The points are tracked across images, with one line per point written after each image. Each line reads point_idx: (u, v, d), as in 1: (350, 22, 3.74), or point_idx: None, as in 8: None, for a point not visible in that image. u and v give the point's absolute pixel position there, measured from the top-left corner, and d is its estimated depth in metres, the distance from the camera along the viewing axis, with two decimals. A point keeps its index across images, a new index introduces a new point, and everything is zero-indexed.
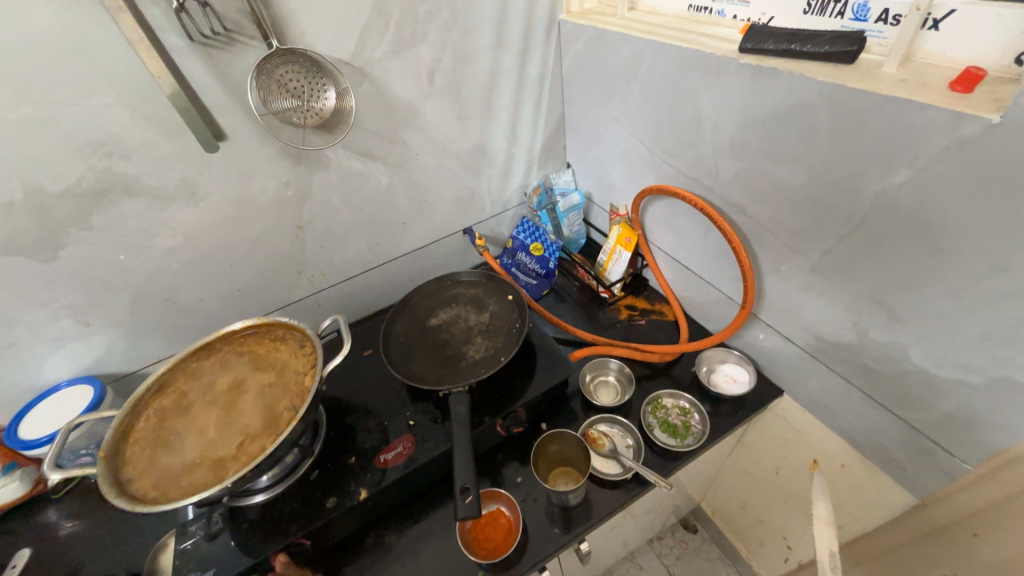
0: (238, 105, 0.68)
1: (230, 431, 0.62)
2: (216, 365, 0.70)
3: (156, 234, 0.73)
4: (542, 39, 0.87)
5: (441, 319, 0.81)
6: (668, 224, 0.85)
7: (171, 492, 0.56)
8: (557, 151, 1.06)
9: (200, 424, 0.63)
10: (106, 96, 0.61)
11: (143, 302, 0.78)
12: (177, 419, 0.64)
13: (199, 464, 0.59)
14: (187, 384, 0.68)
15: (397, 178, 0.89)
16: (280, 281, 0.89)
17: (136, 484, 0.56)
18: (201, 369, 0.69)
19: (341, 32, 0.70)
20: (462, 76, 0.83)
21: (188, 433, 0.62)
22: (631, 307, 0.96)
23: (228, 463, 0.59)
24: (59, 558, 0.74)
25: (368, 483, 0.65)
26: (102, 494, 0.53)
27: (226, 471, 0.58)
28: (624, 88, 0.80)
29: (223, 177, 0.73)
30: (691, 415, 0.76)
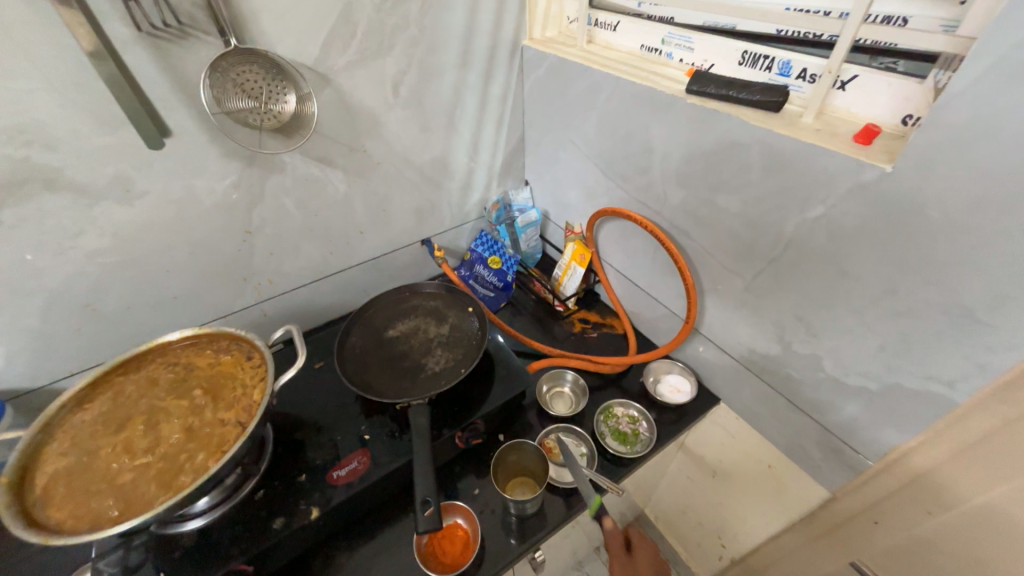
0: (187, 101, 0.64)
1: (165, 450, 0.57)
2: (148, 378, 0.64)
3: (80, 233, 0.67)
4: (506, 62, 0.91)
5: (399, 331, 0.80)
6: (620, 243, 0.91)
7: (92, 521, 0.50)
8: (516, 169, 1.10)
9: (128, 444, 0.57)
10: (31, 81, 0.55)
11: (57, 308, 0.70)
12: (99, 438, 0.57)
13: (126, 488, 0.53)
14: (112, 400, 0.61)
15: (356, 186, 0.87)
16: (223, 288, 0.84)
17: (47, 513, 0.50)
18: (129, 382, 0.63)
19: (304, 37, 0.68)
20: (427, 90, 0.85)
21: (112, 453, 0.56)
22: (584, 320, 1.01)
23: (162, 486, 0.54)
24: None
25: (319, 501, 0.63)
26: (6, 526, 0.46)
27: (159, 494, 0.53)
28: (582, 115, 0.85)
29: (165, 175, 0.68)
30: (640, 423, 0.80)
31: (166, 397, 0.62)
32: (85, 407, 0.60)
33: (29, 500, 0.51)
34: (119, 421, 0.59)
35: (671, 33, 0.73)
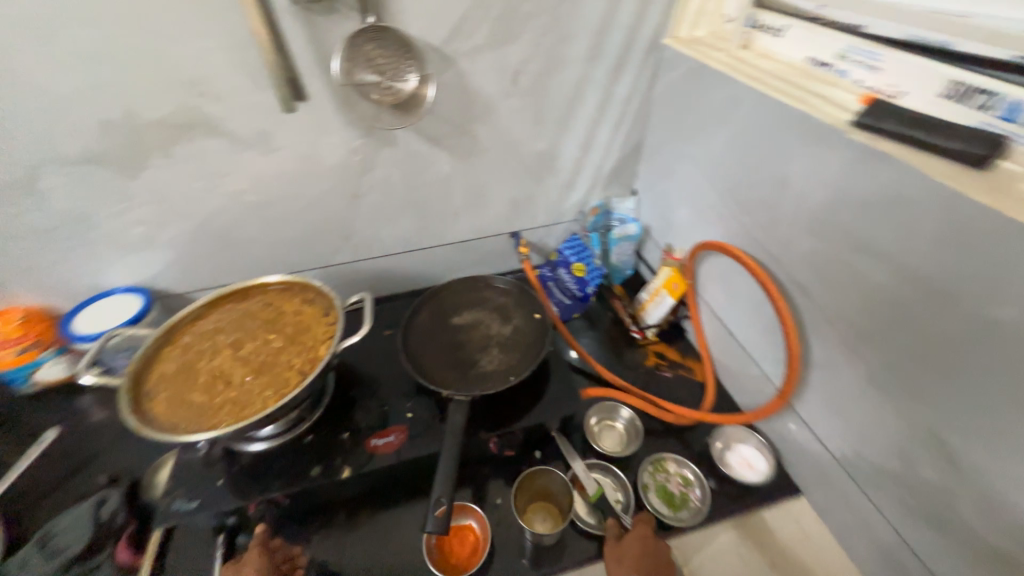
0: (323, 70, 0.69)
1: (242, 378, 0.65)
2: (247, 311, 0.73)
3: (226, 174, 0.78)
4: (638, 60, 0.83)
5: (464, 320, 0.80)
6: (721, 282, 0.79)
7: (176, 423, 0.59)
8: (626, 176, 1.02)
9: (218, 364, 0.66)
10: (209, 40, 0.64)
11: (202, 232, 0.84)
12: (201, 353, 0.67)
13: (206, 403, 0.62)
14: (218, 323, 0.71)
15: (458, 169, 0.88)
16: (327, 241, 0.92)
17: (149, 406, 0.61)
18: (235, 311, 0.73)
19: (436, 18, 0.69)
20: (547, 82, 0.81)
21: (206, 369, 0.66)
22: (660, 355, 0.91)
23: (231, 410, 0.61)
24: (81, 440, 0.82)
25: (352, 463, 0.66)
26: (119, 409, 0.57)
27: (228, 416, 0.60)
28: (711, 130, 0.74)
29: (296, 134, 0.76)
30: (692, 489, 0.70)
31: (254, 331, 0.70)
32: (198, 323, 0.72)
33: (142, 391, 0.62)
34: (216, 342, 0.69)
35: (852, 47, 0.59)
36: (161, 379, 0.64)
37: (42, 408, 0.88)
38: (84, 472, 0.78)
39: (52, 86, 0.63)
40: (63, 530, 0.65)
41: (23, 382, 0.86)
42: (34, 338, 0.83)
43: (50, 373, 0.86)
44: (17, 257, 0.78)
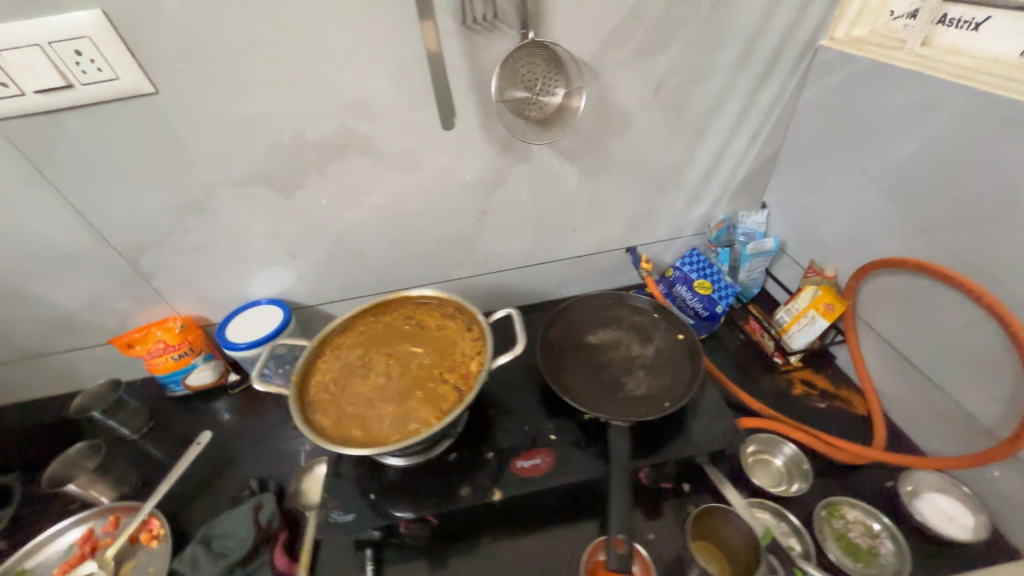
0: (475, 89, 0.70)
1: (399, 393, 0.65)
2: (391, 326, 0.75)
3: (369, 191, 0.80)
4: (790, 65, 0.77)
5: (600, 339, 0.76)
6: (900, 304, 0.69)
7: (341, 435, 0.60)
8: (756, 188, 0.95)
9: (373, 379, 0.67)
10: (376, 65, 0.66)
11: (339, 248, 0.87)
12: (354, 368, 0.69)
13: (368, 417, 0.62)
14: (365, 337, 0.73)
15: (586, 184, 0.86)
16: (449, 257, 0.93)
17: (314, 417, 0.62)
18: (379, 326, 0.75)
19: (590, 32, 0.68)
20: (690, 92, 0.77)
21: (362, 383, 0.67)
22: (808, 383, 0.82)
23: (395, 424, 0.61)
24: (225, 445, 0.86)
25: (502, 485, 0.64)
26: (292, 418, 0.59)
27: (392, 431, 0.60)
28: (889, 136, 0.67)
29: (439, 152, 0.77)
30: (881, 541, 0.61)
31: (401, 345, 0.71)
32: (346, 335, 0.73)
33: (307, 403, 0.64)
34: (366, 354, 0.71)
35: None
36: (322, 392, 0.65)
37: (189, 412, 0.94)
38: (231, 475, 0.81)
39: (237, 113, 0.67)
40: (230, 531, 0.68)
41: (176, 386, 0.93)
42: (189, 345, 0.89)
43: (198, 379, 0.93)
44: (181, 271, 0.84)
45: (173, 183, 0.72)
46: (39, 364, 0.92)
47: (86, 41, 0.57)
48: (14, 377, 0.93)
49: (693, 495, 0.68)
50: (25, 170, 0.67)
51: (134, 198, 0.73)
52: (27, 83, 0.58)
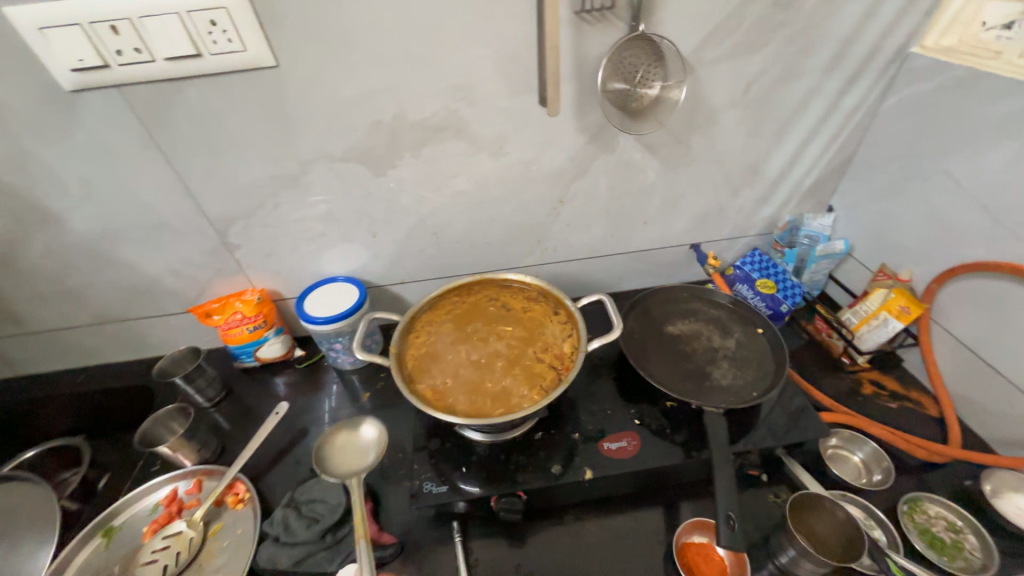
0: (577, 78, 0.72)
1: (498, 370, 0.69)
2: (480, 307, 0.78)
3: (457, 175, 0.81)
4: (877, 70, 0.79)
5: (680, 331, 0.79)
6: (983, 309, 0.71)
7: (444, 406, 0.65)
8: (825, 191, 0.96)
9: (472, 356, 0.72)
10: (487, 49, 0.68)
11: (418, 230, 0.88)
12: (452, 345, 0.73)
13: (474, 392, 0.67)
14: (458, 317, 0.77)
15: (664, 178, 0.88)
16: (520, 245, 0.94)
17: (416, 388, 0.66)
18: (468, 306, 0.79)
19: (693, 28, 0.70)
20: (778, 92, 0.79)
21: (462, 360, 0.71)
22: (877, 384, 0.84)
23: (500, 399, 0.66)
24: (298, 417, 0.88)
25: (592, 464, 0.66)
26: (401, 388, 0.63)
27: (499, 405, 0.65)
28: (985, 143, 0.68)
29: (530, 139, 0.78)
30: (964, 535, 0.64)
31: (489, 326, 0.76)
32: (434, 313, 0.77)
33: (414, 377, 0.68)
34: (456, 332, 0.75)
35: None
36: (425, 367, 0.70)
37: (257, 384, 0.95)
38: (307, 446, 0.83)
39: (347, 91, 0.69)
40: (320, 496, 0.70)
41: (247, 358, 0.95)
42: (263, 318, 0.90)
43: (268, 352, 0.94)
44: (264, 244, 0.85)
45: (273, 157, 0.74)
46: (117, 330, 0.94)
47: (222, 12, 0.59)
48: (88, 342, 0.95)
49: (771, 485, 0.70)
50: (139, 136, 0.69)
51: (235, 169, 0.74)
52: (158, 50, 0.61)
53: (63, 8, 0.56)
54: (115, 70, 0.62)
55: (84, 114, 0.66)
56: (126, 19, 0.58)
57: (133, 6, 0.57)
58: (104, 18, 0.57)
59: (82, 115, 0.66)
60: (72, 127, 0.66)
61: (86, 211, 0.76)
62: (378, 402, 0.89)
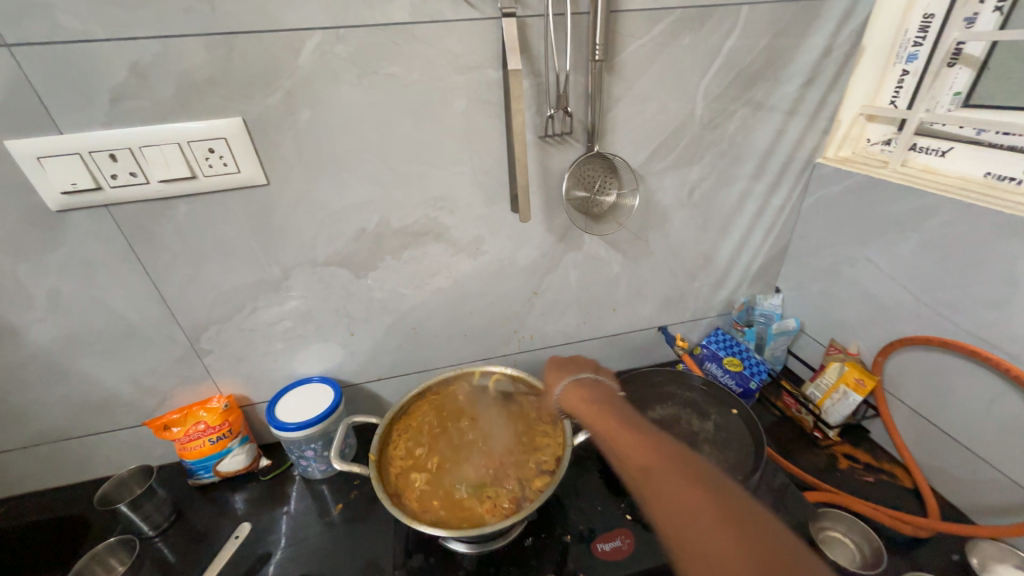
0: (544, 188, 0.81)
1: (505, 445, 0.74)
2: (415, 439, 0.75)
3: (436, 274, 0.85)
4: (794, 176, 0.93)
5: (659, 415, 0.82)
6: (924, 380, 0.78)
7: (422, 513, 0.64)
8: (771, 274, 1.06)
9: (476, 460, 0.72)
10: (464, 167, 0.76)
11: (398, 326, 0.89)
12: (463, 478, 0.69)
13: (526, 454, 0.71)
14: (412, 458, 0.72)
15: (628, 269, 0.95)
16: (498, 334, 0.96)
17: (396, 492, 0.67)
18: (407, 443, 0.74)
19: (640, 146, 0.82)
20: (717, 195, 0.91)
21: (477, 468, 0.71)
22: (851, 457, 0.87)
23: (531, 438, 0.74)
24: (260, 539, 0.79)
25: (588, 571, 0.64)
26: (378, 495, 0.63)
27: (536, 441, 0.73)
28: (892, 235, 0.80)
29: (505, 239, 0.85)
30: None
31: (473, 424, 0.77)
32: (419, 408, 0.79)
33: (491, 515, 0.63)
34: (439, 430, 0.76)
35: None
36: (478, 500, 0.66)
37: (214, 503, 0.86)
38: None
39: (334, 204, 0.74)
40: None
41: (206, 473, 0.87)
42: (228, 427, 0.84)
43: (230, 465, 0.87)
44: (237, 347, 0.83)
45: (256, 264, 0.76)
46: (57, 450, 0.85)
47: (221, 141, 0.65)
48: (20, 466, 0.85)
49: None
50: (121, 249, 0.70)
51: (216, 277, 0.75)
52: (154, 173, 0.64)
53: (65, 140, 0.60)
54: (107, 192, 0.64)
55: (67, 230, 0.67)
56: (126, 148, 0.62)
57: (135, 137, 0.62)
58: (104, 148, 0.61)
59: (66, 232, 0.67)
60: (51, 243, 0.67)
61: (49, 323, 0.73)
62: (352, 514, 0.82)
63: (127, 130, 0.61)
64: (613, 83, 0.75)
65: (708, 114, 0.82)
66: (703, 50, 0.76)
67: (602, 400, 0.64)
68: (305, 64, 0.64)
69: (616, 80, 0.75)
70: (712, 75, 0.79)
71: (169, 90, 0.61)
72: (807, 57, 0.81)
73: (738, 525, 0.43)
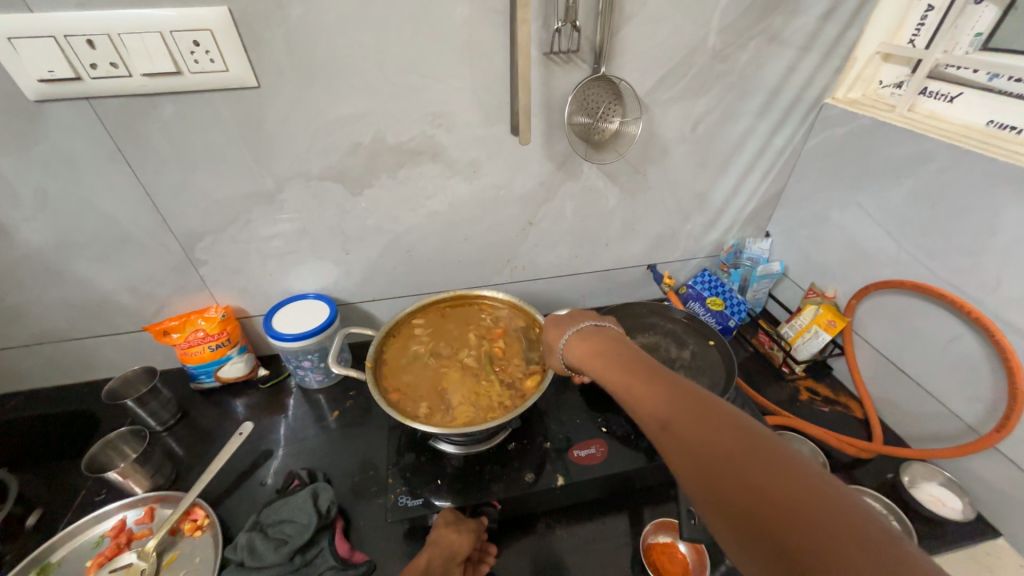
0: (546, 112, 0.79)
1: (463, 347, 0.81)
2: (465, 407, 0.71)
3: (432, 196, 0.85)
4: (801, 116, 0.91)
5: (640, 343, 0.87)
6: (890, 321, 0.83)
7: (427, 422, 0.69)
8: (763, 218, 1.08)
9: (471, 366, 0.78)
10: (464, 82, 0.73)
11: (392, 249, 0.90)
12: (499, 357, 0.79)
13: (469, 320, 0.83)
14: (424, 405, 0.71)
15: (623, 204, 0.96)
16: (491, 263, 0.98)
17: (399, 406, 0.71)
18: (475, 407, 0.71)
19: (648, 72, 0.79)
20: (720, 132, 0.90)
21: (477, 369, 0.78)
22: (812, 390, 0.94)
23: (487, 328, 0.84)
24: (262, 437, 0.85)
25: (563, 471, 0.71)
26: (382, 407, 0.66)
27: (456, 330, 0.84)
28: (887, 180, 0.81)
29: (502, 164, 0.84)
30: (888, 522, 0.72)
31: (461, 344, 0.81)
32: (403, 331, 0.82)
33: (538, 367, 0.77)
34: (428, 350, 0.80)
35: None
36: (518, 353, 0.80)
37: (217, 406, 0.91)
38: (272, 468, 0.80)
39: (328, 114, 0.72)
40: (289, 517, 0.67)
41: (207, 378, 0.91)
42: (227, 336, 0.87)
43: (231, 372, 0.91)
44: (231, 260, 0.84)
45: (249, 174, 0.75)
46: (59, 350, 0.88)
47: (207, 33, 0.61)
48: (24, 364, 0.88)
49: None
50: (107, 149, 0.68)
51: (207, 185, 0.74)
52: (137, 66, 0.61)
53: (38, 20, 0.56)
54: (88, 83, 0.61)
55: (48, 124, 0.64)
56: (105, 35, 0.58)
57: (113, 22, 0.58)
58: (81, 33, 0.57)
59: (47, 126, 0.64)
60: (33, 137, 0.64)
61: (39, 223, 0.72)
62: (347, 420, 0.88)
63: (105, 14, 0.57)
64: None
65: (722, 41, 0.79)
66: None
67: (598, 346, 0.57)
68: None
69: None
70: None
71: None
72: None
73: (738, 462, 0.37)
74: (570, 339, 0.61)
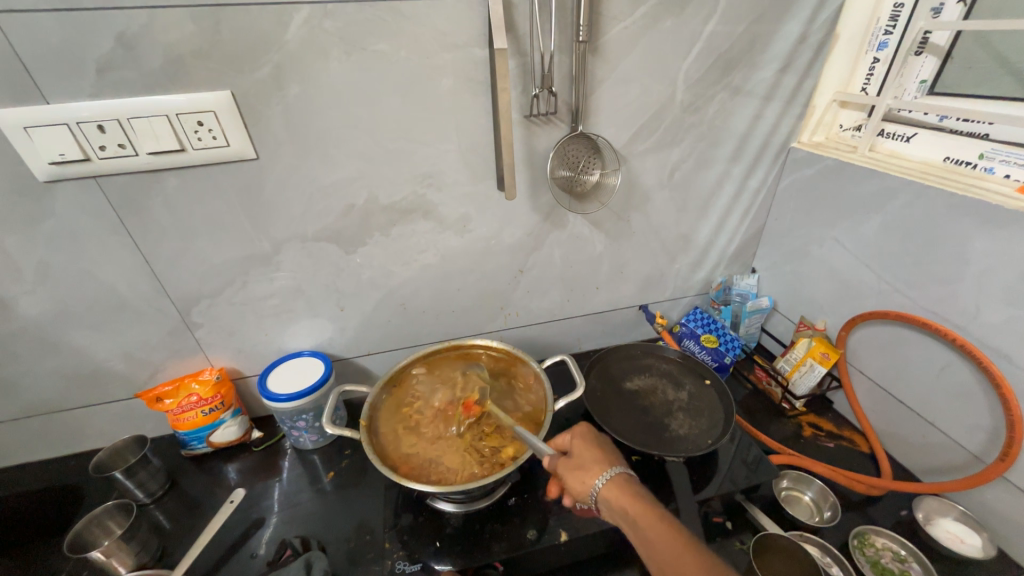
0: (530, 167, 0.83)
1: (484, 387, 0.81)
2: (463, 454, 0.71)
3: (425, 250, 0.88)
4: (770, 159, 0.97)
5: (637, 386, 0.87)
6: (881, 352, 0.84)
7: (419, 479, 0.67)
8: (747, 255, 1.11)
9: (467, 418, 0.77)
10: (451, 145, 0.78)
11: (386, 302, 0.92)
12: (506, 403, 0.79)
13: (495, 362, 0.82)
14: (417, 462, 0.70)
15: (610, 249, 0.99)
16: (485, 311, 0.99)
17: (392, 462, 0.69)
18: (473, 456, 0.71)
19: (623, 127, 0.85)
20: (696, 177, 0.95)
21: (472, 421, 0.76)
22: (814, 425, 0.93)
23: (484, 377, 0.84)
24: (254, 504, 0.82)
25: (567, 526, 0.68)
26: (373, 462, 0.65)
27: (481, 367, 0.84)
28: (858, 216, 0.85)
29: (491, 217, 0.87)
30: (909, 565, 0.69)
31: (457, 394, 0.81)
32: (401, 382, 0.82)
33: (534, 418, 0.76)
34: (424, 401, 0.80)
35: (997, 149, 0.71)
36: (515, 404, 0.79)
37: (208, 472, 0.89)
38: (264, 538, 0.76)
39: (323, 180, 0.76)
40: None
41: (199, 444, 0.89)
42: (220, 399, 0.86)
43: (223, 436, 0.89)
44: (227, 322, 0.85)
45: (247, 239, 0.77)
46: (49, 422, 0.86)
47: (210, 114, 0.65)
48: (12, 438, 0.86)
49: (736, 532, 0.74)
50: (110, 222, 0.71)
51: (206, 251, 0.77)
52: (143, 146, 0.65)
53: (53, 111, 0.60)
54: (96, 163, 0.65)
55: (55, 202, 0.67)
56: (115, 120, 0.62)
57: (123, 109, 0.62)
58: (92, 119, 0.62)
59: (54, 203, 0.67)
60: (40, 215, 0.67)
61: (38, 296, 0.74)
62: (343, 482, 0.85)
63: (116, 102, 0.62)
64: (596, 64, 0.77)
65: (689, 97, 0.85)
66: (684, 34, 0.79)
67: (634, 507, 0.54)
68: (293, 39, 0.65)
69: (600, 62, 0.77)
70: (692, 59, 0.82)
71: (157, 63, 0.61)
72: (784, 44, 0.84)
73: None
74: (603, 487, 0.56)
